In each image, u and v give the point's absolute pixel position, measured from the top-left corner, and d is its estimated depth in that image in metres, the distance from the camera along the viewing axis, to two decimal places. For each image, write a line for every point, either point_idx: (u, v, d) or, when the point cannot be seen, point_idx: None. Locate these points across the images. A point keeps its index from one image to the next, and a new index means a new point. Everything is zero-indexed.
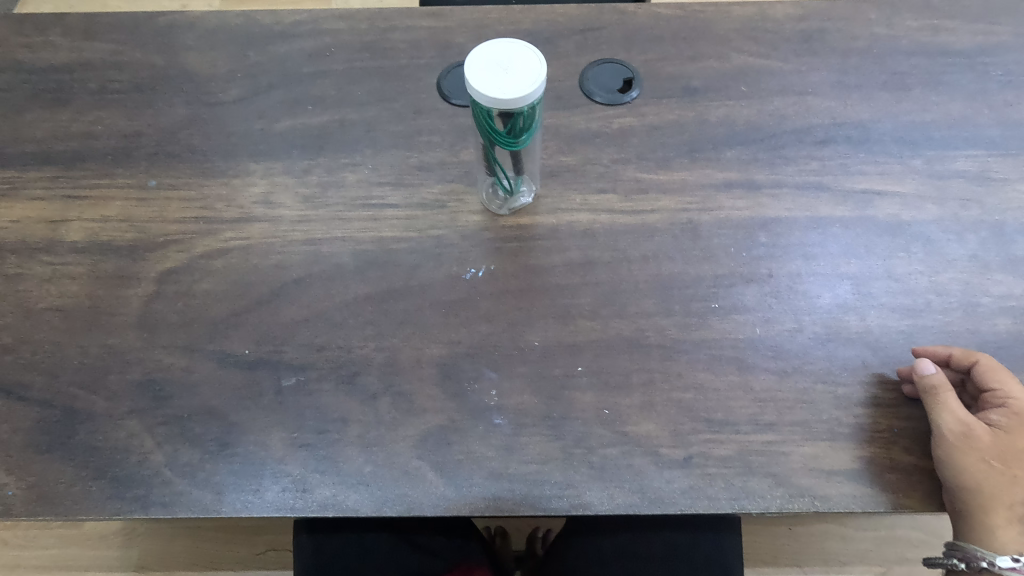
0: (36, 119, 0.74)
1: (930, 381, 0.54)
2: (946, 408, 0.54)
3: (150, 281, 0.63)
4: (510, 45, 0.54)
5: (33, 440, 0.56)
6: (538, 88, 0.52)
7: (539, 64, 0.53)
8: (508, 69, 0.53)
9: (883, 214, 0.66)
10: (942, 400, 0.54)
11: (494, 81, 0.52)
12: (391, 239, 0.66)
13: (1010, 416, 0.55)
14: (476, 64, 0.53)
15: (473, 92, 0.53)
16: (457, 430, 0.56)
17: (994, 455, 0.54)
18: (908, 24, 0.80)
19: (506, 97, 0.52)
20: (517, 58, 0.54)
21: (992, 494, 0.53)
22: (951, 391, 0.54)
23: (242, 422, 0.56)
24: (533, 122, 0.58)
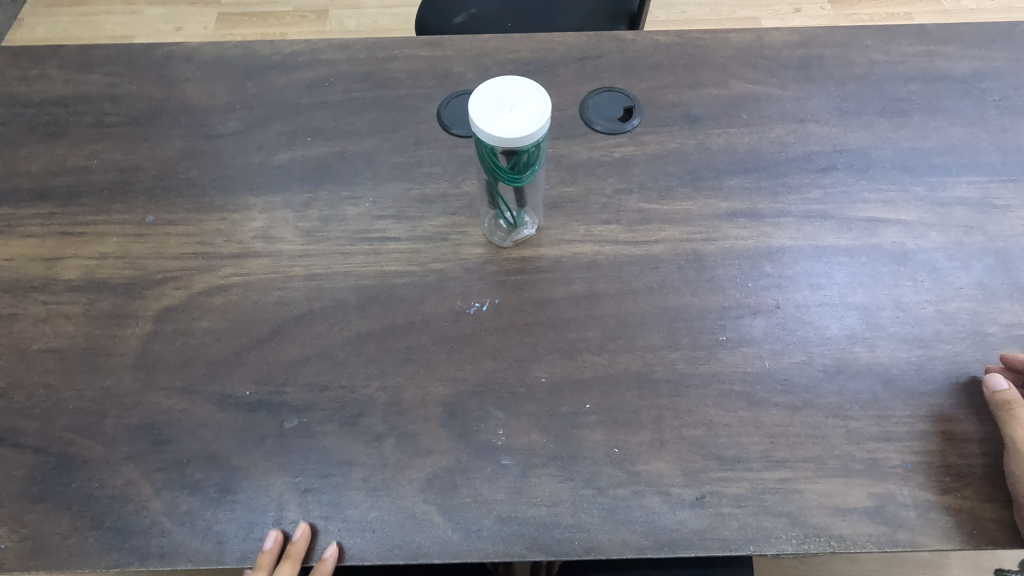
0: (31, 154, 0.73)
1: (1003, 395, 0.55)
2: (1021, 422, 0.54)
3: (148, 320, 0.62)
4: (515, 84, 0.54)
5: (27, 489, 0.54)
6: (543, 127, 0.52)
7: (544, 103, 0.53)
8: (513, 108, 0.52)
9: (888, 242, 0.66)
10: (1017, 415, 0.54)
11: (498, 120, 0.52)
12: (394, 273, 0.65)
13: None
14: (481, 103, 0.53)
15: (477, 131, 0.52)
16: (464, 471, 0.55)
17: None
18: (904, 50, 0.80)
19: (511, 137, 0.51)
20: (522, 95, 0.53)
21: None
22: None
23: (243, 467, 0.55)
24: (537, 158, 0.57)
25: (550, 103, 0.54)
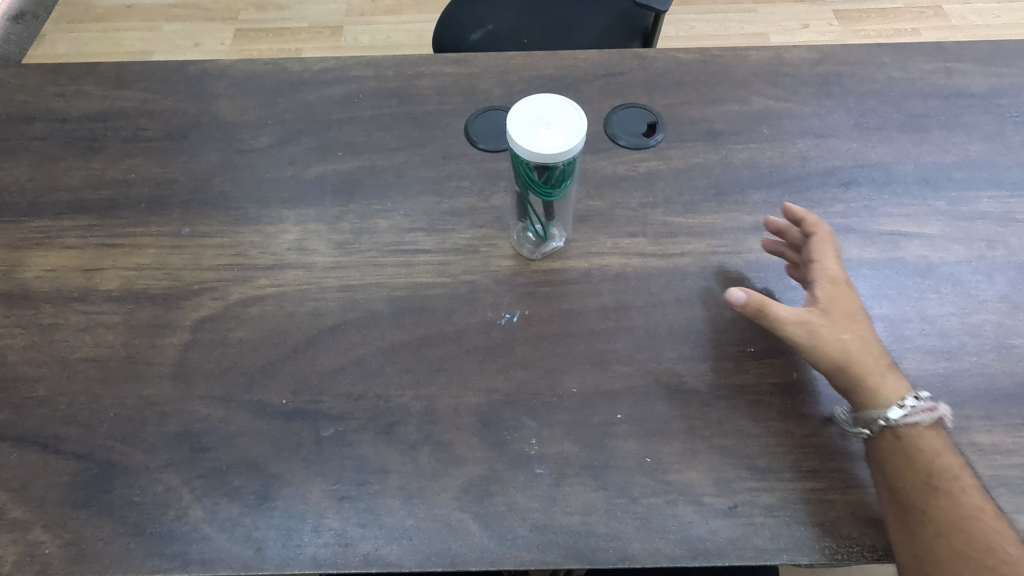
0: (70, 167, 0.75)
1: (752, 306, 0.57)
2: (777, 317, 0.57)
3: (186, 330, 0.64)
4: (551, 102, 0.56)
5: (70, 495, 0.55)
6: (579, 144, 0.53)
7: (580, 120, 0.55)
8: (550, 126, 0.54)
9: (911, 255, 0.67)
10: (770, 313, 0.57)
11: (536, 137, 0.53)
12: (425, 284, 0.66)
13: (827, 283, 0.61)
14: (518, 119, 0.55)
15: (515, 147, 0.54)
16: (499, 480, 0.55)
17: (842, 329, 0.58)
18: (922, 67, 0.82)
19: (548, 153, 0.53)
20: (559, 113, 0.55)
21: (860, 359, 0.57)
22: (773, 303, 0.58)
23: (281, 474, 0.56)
24: (570, 173, 0.59)
25: (585, 121, 0.56)
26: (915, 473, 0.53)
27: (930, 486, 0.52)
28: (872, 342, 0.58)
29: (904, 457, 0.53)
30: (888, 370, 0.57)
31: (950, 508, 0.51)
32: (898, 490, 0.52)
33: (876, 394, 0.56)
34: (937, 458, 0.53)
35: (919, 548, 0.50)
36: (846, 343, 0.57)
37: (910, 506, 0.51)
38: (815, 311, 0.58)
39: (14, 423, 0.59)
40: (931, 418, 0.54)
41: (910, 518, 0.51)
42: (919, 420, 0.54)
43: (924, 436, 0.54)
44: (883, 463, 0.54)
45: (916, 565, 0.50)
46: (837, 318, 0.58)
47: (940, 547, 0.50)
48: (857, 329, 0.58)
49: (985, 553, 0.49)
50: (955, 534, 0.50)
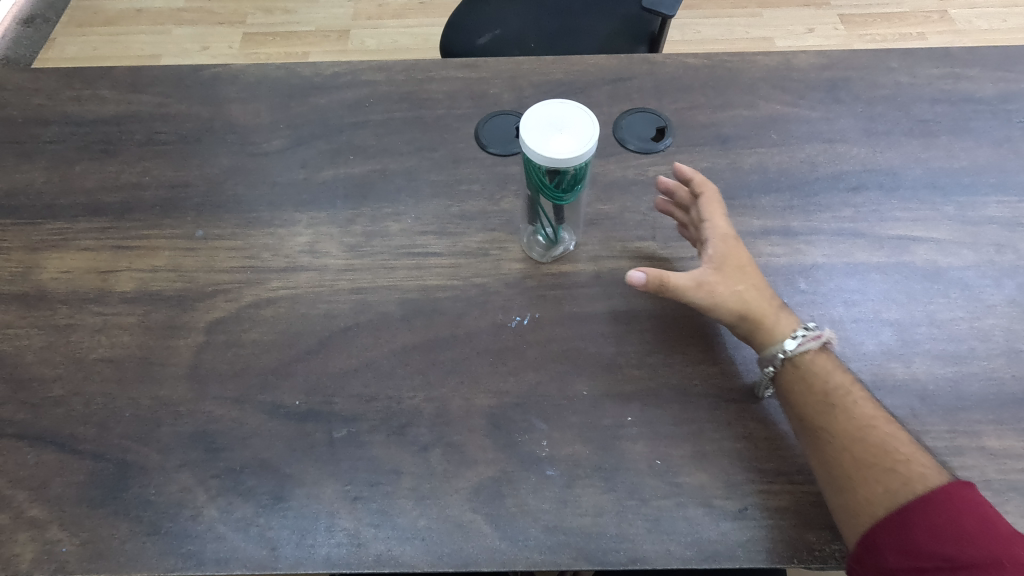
0: (85, 170, 0.76)
1: (651, 283, 0.58)
2: (676, 286, 0.59)
3: (200, 331, 0.64)
4: (563, 108, 0.56)
5: (86, 494, 0.56)
6: (591, 149, 0.54)
7: (592, 125, 0.55)
8: (562, 131, 0.55)
9: (920, 260, 0.68)
10: (668, 284, 0.59)
11: (548, 142, 0.54)
12: (436, 287, 0.67)
13: (716, 238, 0.63)
14: (531, 124, 0.55)
15: (528, 152, 0.54)
16: (510, 481, 0.56)
17: (737, 280, 0.60)
18: (930, 72, 0.82)
19: (561, 158, 0.53)
20: (571, 118, 0.56)
21: (756, 306, 0.59)
22: (669, 274, 0.59)
23: (294, 474, 0.56)
24: (582, 178, 0.60)
25: (597, 126, 0.56)
26: (812, 394, 0.56)
27: (829, 404, 0.55)
28: (764, 285, 0.61)
29: (801, 383, 0.57)
30: (781, 308, 0.60)
31: (847, 420, 0.54)
32: (803, 415, 0.56)
33: (773, 333, 0.59)
34: (831, 377, 0.57)
35: (829, 465, 0.53)
36: (742, 293, 0.60)
37: (815, 428, 0.55)
38: (709, 269, 0.61)
39: (31, 423, 0.59)
40: (820, 344, 0.58)
41: (817, 439, 0.54)
42: (810, 346, 0.57)
43: (816, 359, 0.57)
44: (787, 393, 0.57)
45: (830, 483, 0.53)
46: (729, 271, 0.61)
47: (847, 459, 0.52)
48: (750, 275, 0.61)
49: (885, 457, 0.52)
50: (858, 444, 0.53)
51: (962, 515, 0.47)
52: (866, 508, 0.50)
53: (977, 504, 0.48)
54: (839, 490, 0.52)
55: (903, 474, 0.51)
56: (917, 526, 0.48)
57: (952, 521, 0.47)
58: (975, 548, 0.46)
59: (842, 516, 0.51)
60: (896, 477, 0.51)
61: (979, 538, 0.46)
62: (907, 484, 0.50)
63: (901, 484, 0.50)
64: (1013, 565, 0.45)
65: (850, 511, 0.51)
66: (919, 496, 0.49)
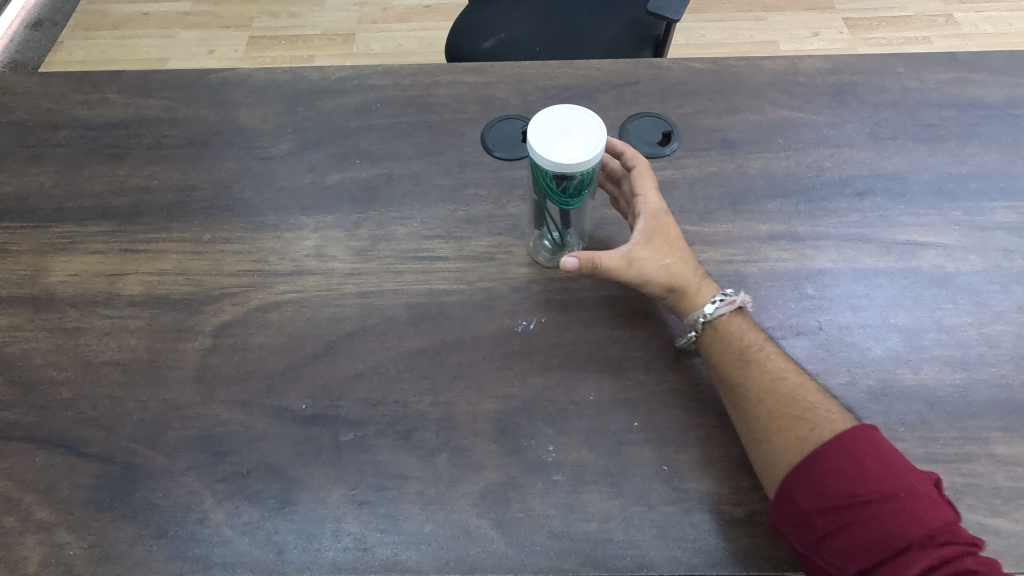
0: (94, 174, 0.77)
1: (581, 267, 0.59)
2: (605, 266, 0.60)
3: (207, 335, 0.65)
4: (571, 112, 0.56)
5: (93, 497, 0.56)
6: (599, 154, 0.54)
7: (600, 130, 0.55)
8: (569, 135, 0.55)
9: (928, 265, 0.67)
10: (598, 266, 0.60)
11: (555, 146, 0.54)
12: (442, 291, 0.67)
13: (646, 213, 0.64)
14: (538, 129, 0.55)
15: (535, 156, 0.54)
16: (516, 486, 0.56)
17: (664, 254, 0.62)
18: (936, 77, 0.82)
19: (568, 163, 0.53)
20: (579, 123, 0.56)
21: (682, 277, 0.62)
22: (599, 256, 0.60)
23: (300, 478, 0.57)
24: (589, 183, 0.60)
25: (604, 131, 0.56)
26: (729, 353, 0.59)
27: (744, 361, 0.58)
28: (689, 256, 0.63)
29: (720, 344, 0.60)
30: (703, 277, 0.63)
31: (760, 374, 0.57)
32: (722, 374, 0.59)
33: (694, 301, 0.62)
34: (746, 336, 0.60)
35: (748, 419, 0.56)
36: (668, 267, 0.62)
37: (733, 385, 0.58)
38: (638, 245, 0.62)
39: (39, 426, 0.60)
40: (734, 308, 0.61)
41: (736, 396, 0.57)
42: (725, 312, 0.60)
43: (732, 320, 0.61)
44: (708, 355, 0.60)
45: (749, 436, 0.56)
46: (659, 245, 0.62)
47: (762, 411, 0.55)
48: (678, 248, 0.63)
49: (795, 406, 0.55)
50: (770, 396, 0.56)
51: (863, 454, 0.50)
52: (780, 456, 0.53)
53: (877, 443, 0.51)
54: (757, 442, 0.55)
55: (811, 421, 0.54)
56: (827, 469, 0.51)
57: (857, 460, 0.50)
58: (877, 484, 0.49)
59: (761, 467, 0.54)
60: (805, 424, 0.53)
61: (880, 474, 0.50)
62: (815, 429, 0.53)
63: (809, 429, 0.53)
64: (910, 497, 0.48)
65: (768, 461, 0.54)
66: (826, 440, 0.52)
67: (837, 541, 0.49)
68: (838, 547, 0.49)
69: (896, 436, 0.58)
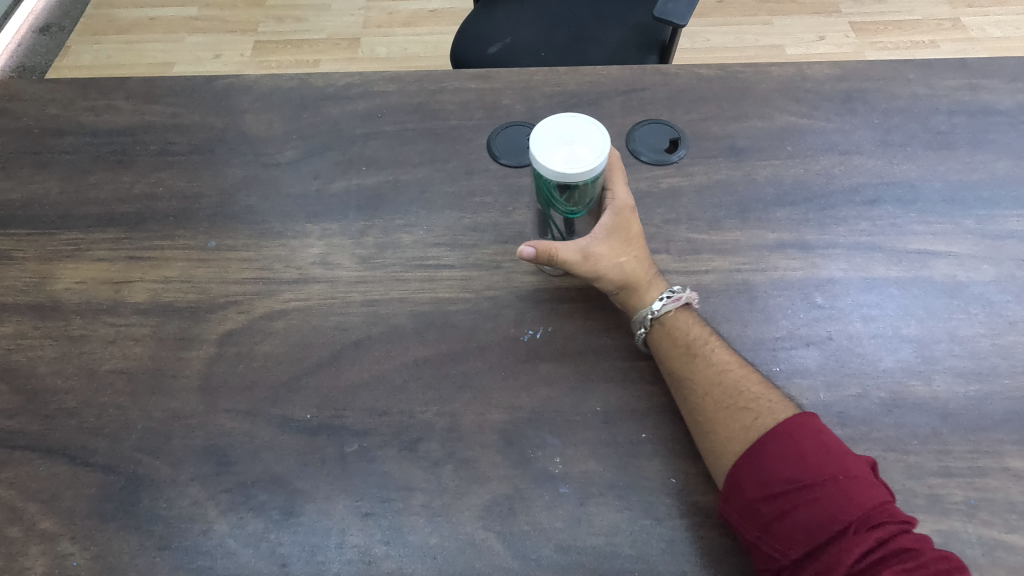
0: (100, 181, 0.77)
1: (537, 256, 0.60)
2: (560, 258, 0.61)
3: (211, 343, 0.64)
4: (573, 122, 0.56)
5: (97, 508, 0.56)
6: (603, 163, 0.54)
7: (603, 139, 0.55)
8: (573, 145, 0.54)
9: (939, 274, 0.67)
10: (553, 257, 0.60)
11: (559, 157, 0.54)
12: (448, 300, 0.66)
13: (611, 209, 0.63)
14: (541, 138, 0.55)
15: (539, 166, 0.54)
16: (523, 498, 0.55)
17: (621, 251, 0.63)
18: (947, 83, 0.81)
19: (573, 172, 0.53)
20: (581, 132, 0.55)
21: (636, 274, 0.62)
22: (556, 247, 0.60)
23: (305, 489, 0.56)
24: (593, 193, 0.59)
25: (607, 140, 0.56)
26: (676, 347, 0.60)
27: (690, 355, 0.59)
28: (645, 254, 0.64)
29: (667, 339, 0.61)
30: (656, 275, 0.63)
31: (706, 368, 0.58)
32: (669, 368, 0.59)
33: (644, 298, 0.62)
34: (692, 330, 0.61)
35: (695, 412, 0.57)
36: (623, 264, 0.62)
37: (680, 378, 0.59)
38: (597, 240, 0.62)
39: (44, 434, 0.59)
40: (681, 304, 0.62)
41: (683, 389, 0.58)
42: (672, 308, 0.61)
43: (679, 317, 0.61)
44: (656, 350, 0.61)
45: (697, 429, 0.56)
46: (616, 242, 0.63)
47: (709, 404, 0.56)
48: (636, 247, 0.64)
49: (738, 397, 0.56)
50: (716, 388, 0.57)
51: (804, 440, 0.51)
52: (727, 447, 0.54)
53: (816, 430, 0.52)
54: (705, 434, 0.56)
55: (755, 411, 0.55)
56: (770, 456, 0.52)
57: (797, 446, 0.51)
58: (816, 468, 0.50)
59: (709, 458, 0.55)
60: (748, 415, 0.55)
61: (818, 458, 0.51)
62: (758, 419, 0.54)
63: (753, 419, 0.54)
64: (846, 478, 0.49)
65: (715, 453, 0.55)
66: (768, 429, 0.53)
67: (780, 526, 0.50)
68: (781, 531, 0.49)
69: (908, 449, 0.57)
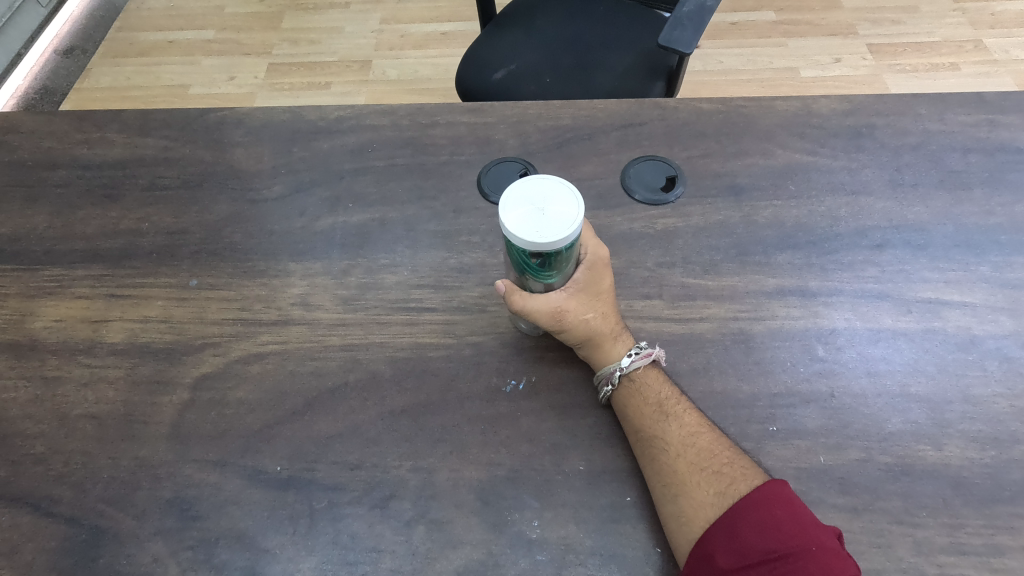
0: (88, 215, 0.76)
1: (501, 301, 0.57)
2: (525, 307, 0.58)
3: (185, 388, 0.62)
4: (544, 183, 0.53)
5: (58, 562, 0.54)
6: (575, 229, 0.51)
7: (576, 202, 0.52)
8: (544, 210, 0.51)
9: (952, 327, 0.62)
10: (518, 305, 0.58)
11: (531, 223, 0.51)
12: (429, 346, 0.64)
13: (582, 262, 0.60)
14: (511, 204, 0.52)
15: (509, 236, 0.51)
16: (496, 565, 0.52)
17: (588, 306, 0.59)
18: (962, 118, 0.78)
19: (543, 242, 0.50)
20: (553, 195, 0.52)
21: (600, 331, 0.60)
22: (522, 296, 0.58)
23: (270, 548, 0.54)
24: (569, 260, 0.56)
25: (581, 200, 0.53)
26: (646, 406, 0.57)
27: (662, 415, 0.56)
28: (611, 310, 0.61)
29: (636, 396, 0.58)
30: (621, 332, 0.61)
31: (677, 428, 0.55)
32: (639, 426, 0.56)
33: (606, 355, 0.60)
34: (661, 388, 0.58)
35: (664, 473, 0.53)
36: (588, 321, 0.59)
37: (651, 437, 0.55)
38: (564, 293, 0.59)
39: (10, 482, 0.58)
40: (651, 361, 0.59)
41: (653, 449, 0.55)
42: (640, 365, 0.58)
43: (647, 376, 0.59)
44: (624, 407, 0.58)
45: (664, 491, 0.53)
46: (585, 296, 0.60)
47: (680, 466, 0.53)
48: (602, 302, 0.61)
49: (711, 460, 0.53)
50: (688, 450, 0.54)
51: (776, 509, 0.49)
52: (697, 513, 0.51)
53: (787, 497, 0.50)
54: (673, 497, 0.52)
55: (728, 476, 0.52)
56: (744, 524, 0.49)
57: (768, 514, 0.49)
58: (788, 537, 0.47)
59: (673, 524, 0.51)
60: (722, 480, 0.52)
61: (792, 528, 0.48)
62: (732, 485, 0.52)
63: (727, 485, 0.52)
64: (820, 550, 0.46)
65: (682, 518, 0.51)
66: (742, 495, 0.50)
67: None
68: None
69: (915, 522, 0.52)
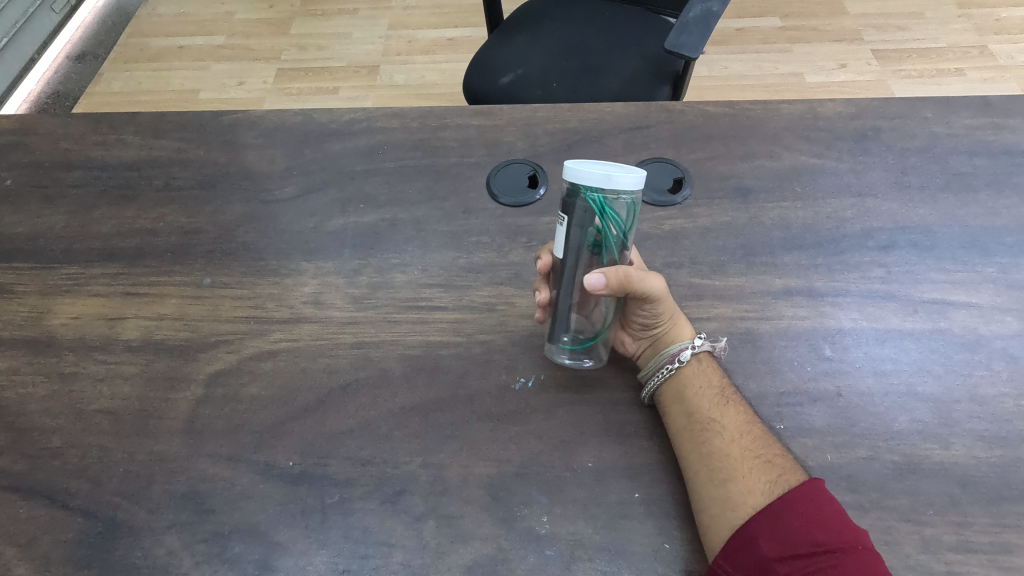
0: (104, 215, 0.78)
1: (621, 273, 0.56)
2: (638, 280, 0.57)
3: (199, 384, 0.63)
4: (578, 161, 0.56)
5: (74, 554, 0.55)
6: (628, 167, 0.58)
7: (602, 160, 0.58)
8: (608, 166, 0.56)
9: (959, 327, 0.63)
10: (632, 279, 0.56)
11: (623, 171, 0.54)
12: (440, 344, 0.65)
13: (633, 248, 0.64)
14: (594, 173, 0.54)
15: (624, 185, 0.53)
16: (506, 560, 0.53)
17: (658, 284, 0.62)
18: (967, 122, 0.78)
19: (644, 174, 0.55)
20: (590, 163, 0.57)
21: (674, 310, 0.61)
22: (633, 270, 0.57)
23: (282, 541, 0.54)
24: None
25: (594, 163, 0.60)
26: (708, 389, 0.59)
27: (722, 403, 0.58)
28: None
29: (699, 380, 0.59)
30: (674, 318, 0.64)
31: (735, 415, 0.57)
32: (696, 408, 0.57)
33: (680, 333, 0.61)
34: (719, 378, 0.60)
35: (714, 458, 0.55)
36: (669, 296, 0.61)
37: (707, 421, 0.57)
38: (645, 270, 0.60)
39: (26, 475, 0.59)
40: (711, 350, 0.61)
41: (707, 433, 0.56)
42: (703, 349, 0.60)
43: (704, 365, 0.60)
44: (682, 388, 0.59)
45: (712, 475, 0.54)
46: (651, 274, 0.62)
47: (733, 451, 0.55)
48: None
49: (765, 450, 0.54)
50: (743, 437, 0.55)
51: (823, 505, 0.50)
52: (743, 499, 0.52)
53: (829, 496, 0.51)
54: (720, 482, 0.53)
55: (779, 466, 0.53)
56: (790, 514, 0.49)
57: (816, 509, 0.49)
58: (836, 533, 0.48)
59: (717, 508, 0.52)
60: (773, 469, 0.53)
61: (839, 524, 0.48)
62: (781, 475, 0.53)
63: (777, 474, 0.53)
64: (865, 549, 0.47)
65: (728, 503, 0.52)
66: (791, 486, 0.51)
67: None
68: None
69: (923, 520, 0.53)
